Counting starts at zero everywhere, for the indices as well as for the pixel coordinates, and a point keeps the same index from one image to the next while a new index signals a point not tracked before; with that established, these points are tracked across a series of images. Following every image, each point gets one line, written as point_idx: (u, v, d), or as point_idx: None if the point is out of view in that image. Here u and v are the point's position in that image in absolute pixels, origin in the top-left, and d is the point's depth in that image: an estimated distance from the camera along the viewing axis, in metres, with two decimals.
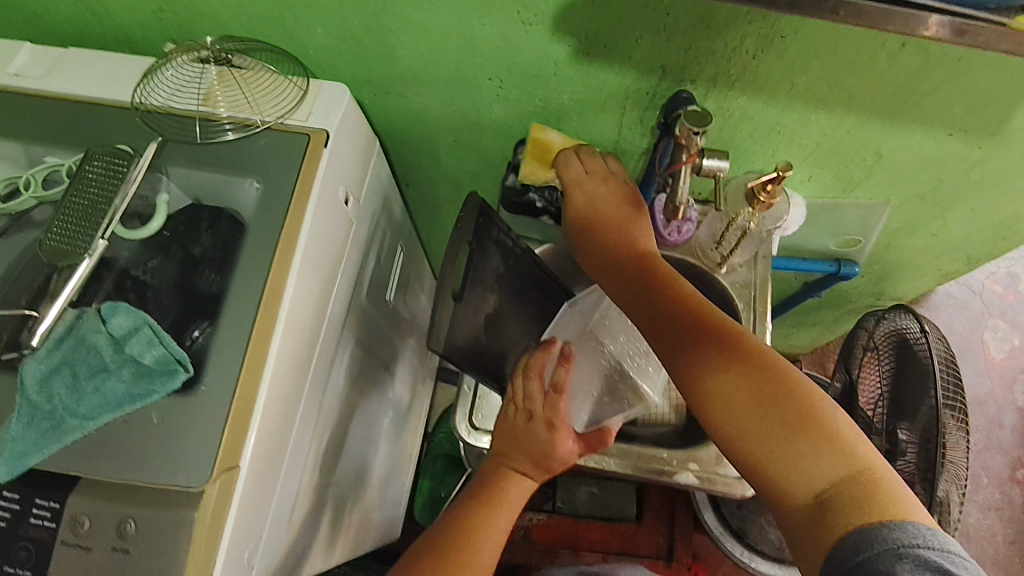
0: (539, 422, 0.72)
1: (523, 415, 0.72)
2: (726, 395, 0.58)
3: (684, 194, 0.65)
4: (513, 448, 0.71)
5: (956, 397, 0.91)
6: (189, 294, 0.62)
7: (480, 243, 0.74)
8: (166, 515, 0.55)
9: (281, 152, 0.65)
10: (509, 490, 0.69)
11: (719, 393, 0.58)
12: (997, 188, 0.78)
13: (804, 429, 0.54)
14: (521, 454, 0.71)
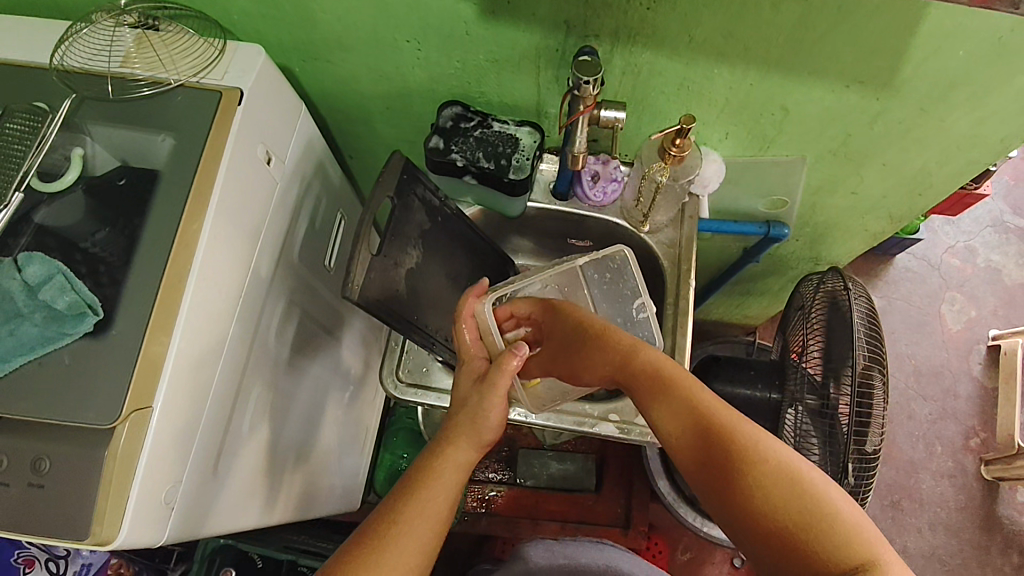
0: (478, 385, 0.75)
1: (468, 375, 0.77)
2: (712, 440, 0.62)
3: (581, 142, 0.71)
4: (458, 411, 0.75)
5: (876, 355, 0.94)
6: (111, 241, 0.64)
7: (401, 200, 0.78)
8: (80, 450, 0.58)
9: (195, 108, 0.68)
10: (450, 453, 0.71)
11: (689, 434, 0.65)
12: (900, 142, 0.81)
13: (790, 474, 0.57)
14: (461, 418, 0.74)
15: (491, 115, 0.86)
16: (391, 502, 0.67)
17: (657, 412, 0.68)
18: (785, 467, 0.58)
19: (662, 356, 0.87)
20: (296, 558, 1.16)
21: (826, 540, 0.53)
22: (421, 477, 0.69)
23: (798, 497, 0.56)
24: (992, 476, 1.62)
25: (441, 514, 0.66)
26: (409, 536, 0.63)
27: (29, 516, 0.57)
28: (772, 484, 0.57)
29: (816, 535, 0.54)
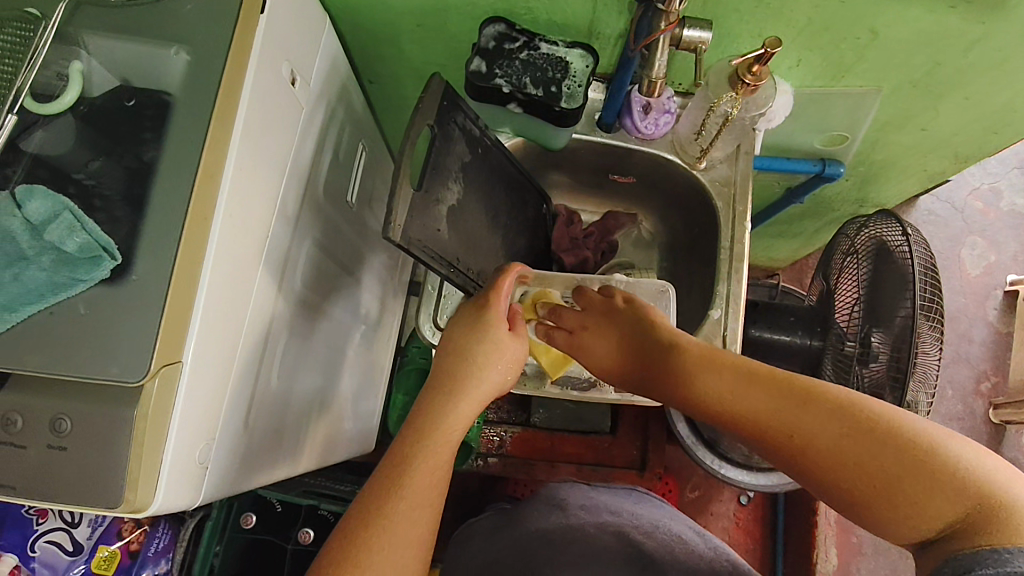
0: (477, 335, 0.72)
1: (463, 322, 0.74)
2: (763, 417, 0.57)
3: (659, 63, 0.64)
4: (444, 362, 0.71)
5: (933, 301, 0.90)
6: (104, 172, 0.56)
7: (442, 128, 0.71)
8: (105, 411, 0.52)
9: (209, 16, 0.58)
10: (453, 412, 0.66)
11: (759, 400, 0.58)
12: (992, 73, 0.73)
13: (858, 423, 0.52)
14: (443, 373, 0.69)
15: (539, 36, 0.77)
16: (389, 464, 0.62)
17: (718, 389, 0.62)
18: (854, 415, 0.52)
19: (716, 304, 0.82)
20: (317, 504, 1.13)
21: (921, 489, 0.48)
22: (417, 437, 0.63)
23: (877, 452, 0.50)
24: (1000, 419, 1.61)
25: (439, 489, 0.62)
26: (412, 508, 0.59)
27: (52, 480, 0.52)
28: (844, 444, 0.52)
29: (905, 493, 0.49)
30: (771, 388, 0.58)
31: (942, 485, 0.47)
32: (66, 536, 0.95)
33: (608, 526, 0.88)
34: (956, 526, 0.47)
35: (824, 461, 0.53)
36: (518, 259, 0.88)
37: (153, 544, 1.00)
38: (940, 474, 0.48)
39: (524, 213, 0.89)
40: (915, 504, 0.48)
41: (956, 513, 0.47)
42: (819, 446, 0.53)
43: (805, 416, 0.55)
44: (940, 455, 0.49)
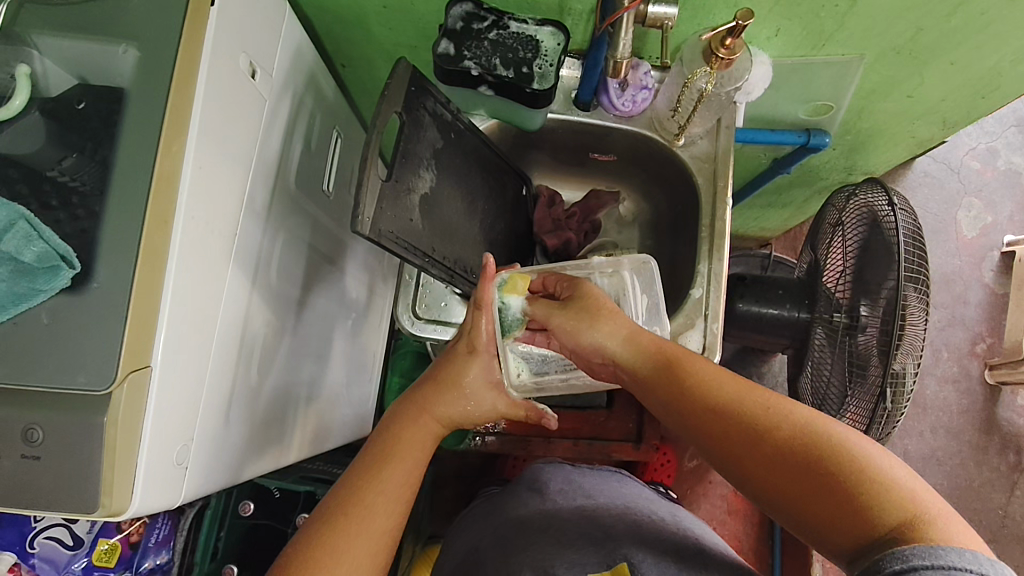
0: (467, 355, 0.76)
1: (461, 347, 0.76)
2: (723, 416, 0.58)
3: (625, 43, 0.64)
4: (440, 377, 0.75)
5: (920, 270, 0.88)
6: (85, 169, 0.55)
7: (410, 115, 0.69)
8: (74, 420, 0.51)
9: (158, 10, 0.57)
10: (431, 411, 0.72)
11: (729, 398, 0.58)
12: (978, 37, 0.71)
13: (815, 436, 0.52)
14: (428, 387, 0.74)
15: (507, 15, 0.75)
16: (365, 462, 0.67)
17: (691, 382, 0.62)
18: (812, 432, 0.53)
19: (697, 283, 0.81)
20: (313, 489, 1.14)
21: (858, 496, 0.48)
22: (393, 445, 0.68)
23: (824, 460, 0.50)
24: (996, 380, 1.59)
25: (405, 493, 0.65)
26: (382, 499, 0.63)
27: (30, 489, 0.52)
28: (792, 449, 0.52)
29: (843, 500, 0.48)
30: (737, 393, 0.59)
31: (885, 493, 0.47)
32: (65, 531, 0.95)
33: (581, 512, 0.91)
34: (892, 533, 0.46)
35: (772, 468, 0.53)
36: (498, 243, 0.87)
37: (153, 534, 1.00)
38: (880, 484, 0.48)
39: (502, 197, 0.88)
40: (854, 511, 0.48)
41: (896, 521, 0.46)
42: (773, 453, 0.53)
43: (768, 423, 0.55)
44: (876, 465, 0.49)
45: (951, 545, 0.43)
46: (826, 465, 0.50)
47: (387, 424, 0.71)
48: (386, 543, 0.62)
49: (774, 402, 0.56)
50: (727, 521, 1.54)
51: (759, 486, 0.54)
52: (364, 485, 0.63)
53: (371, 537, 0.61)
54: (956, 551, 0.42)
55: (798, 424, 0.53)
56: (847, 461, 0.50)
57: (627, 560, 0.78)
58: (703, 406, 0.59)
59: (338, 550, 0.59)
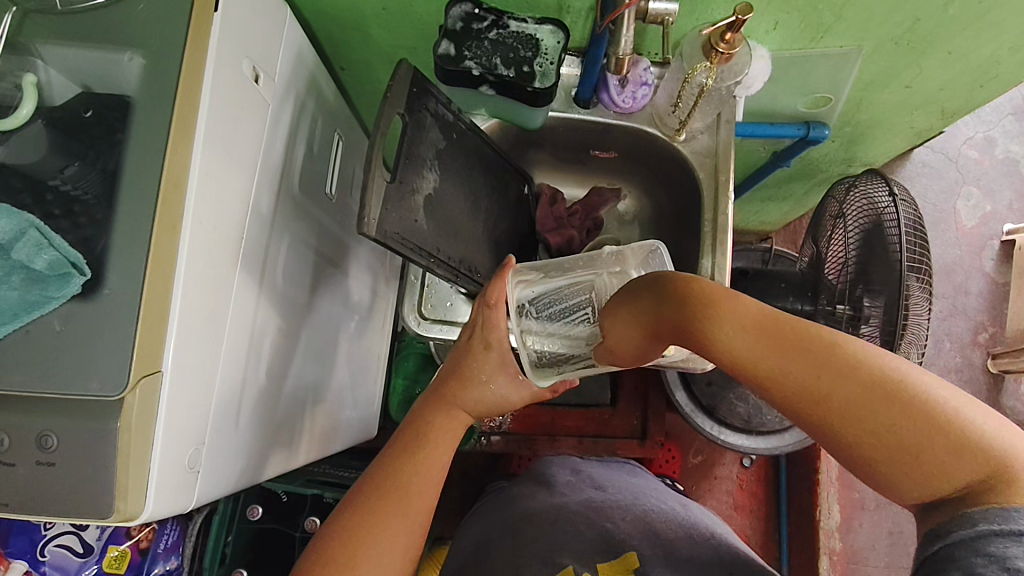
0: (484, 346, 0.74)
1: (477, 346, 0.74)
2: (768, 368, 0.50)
3: (626, 40, 0.65)
4: (462, 366, 0.74)
5: (921, 259, 0.89)
6: (87, 176, 0.55)
7: (413, 116, 0.69)
8: (89, 427, 0.52)
9: (162, 16, 0.57)
10: (462, 400, 0.73)
11: (784, 361, 0.49)
12: (976, 25, 0.72)
13: (885, 387, 0.46)
14: (451, 379, 0.75)
15: (507, 14, 0.75)
16: (398, 450, 0.70)
17: (743, 348, 0.51)
18: (892, 386, 0.46)
19: (701, 278, 0.82)
20: (321, 492, 1.14)
21: (933, 457, 0.45)
22: (418, 442, 0.70)
23: (897, 420, 0.46)
24: (999, 369, 1.59)
25: (432, 487, 0.68)
26: (414, 487, 0.67)
27: (45, 496, 0.53)
28: (859, 407, 0.47)
29: (919, 461, 0.46)
30: (783, 339, 0.50)
31: (962, 451, 0.45)
32: (74, 538, 0.95)
33: (592, 505, 0.92)
34: (969, 489, 0.45)
35: (837, 428, 0.48)
36: (501, 242, 0.88)
37: (162, 541, 1.00)
38: (961, 438, 0.45)
39: (505, 196, 0.88)
40: (925, 472, 0.46)
41: (969, 478, 0.45)
42: (834, 412, 0.48)
43: (828, 379, 0.48)
44: (951, 415, 0.45)
45: (995, 507, 0.43)
46: (906, 434, 0.46)
47: (410, 420, 0.74)
48: (421, 528, 0.66)
49: (837, 351, 0.48)
50: (733, 515, 1.54)
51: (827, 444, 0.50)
52: (390, 484, 0.66)
53: (406, 522, 0.65)
54: (1001, 514, 0.43)
55: (872, 379, 0.47)
56: (923, 418, 0.45)
57: (636, 550, 0.81)
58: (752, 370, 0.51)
59: (369, 545, 0.63)
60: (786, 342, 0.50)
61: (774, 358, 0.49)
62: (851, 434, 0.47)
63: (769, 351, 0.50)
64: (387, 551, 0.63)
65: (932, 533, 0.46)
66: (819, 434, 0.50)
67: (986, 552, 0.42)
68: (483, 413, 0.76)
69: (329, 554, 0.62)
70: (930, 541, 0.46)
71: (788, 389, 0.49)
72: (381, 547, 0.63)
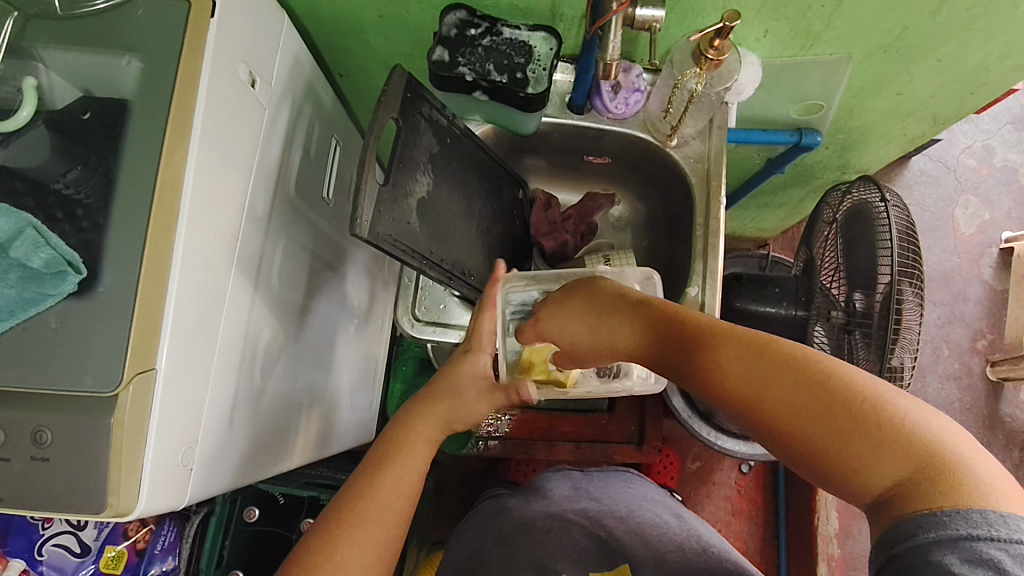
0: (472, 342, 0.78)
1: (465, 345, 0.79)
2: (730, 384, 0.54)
3: (614, 47, 0.66)
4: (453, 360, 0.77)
5: (912, 264, 0.89)
6: (93, 179, 0.56)
7: (406, 121, 0.70)
8: (83, 421, 0.53)
9: (161, 21, 0.58)
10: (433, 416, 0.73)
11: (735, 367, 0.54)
12: (964, 34, 0.73)
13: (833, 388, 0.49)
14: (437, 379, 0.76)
15: (501, 20, 0.76)
16: (368, 468, 0.68)
17: (704, 354, 0.57)
18: (820, 381, 0.49)
19: (693, 281, 0.83)
20: (319, 494, 1.14)
21: (862, 448, 0.46)
22: (402, 442, 0.70)
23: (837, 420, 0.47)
24: (998, 376, 1.58)
25: (412, 489, 0.68)
26: (394, 488, 0.66)
27: (40, 490, 0.53)
28: (798, 403, 0.49)
29: (851, 454, 0.46)
30: (744, 353, 0.54)
31: (889, 441, 0.45)
32: (73, 539, 0.96)
33: (586, 514, 0.93)
34: (900, 486, 0.44)
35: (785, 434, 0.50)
36: (495, 246, 0.89)
37: (159, 541, 1.02)
38: (895, 434, 0.45)
39: (499, 200, 0.89)
40: (858, 465, 0.46)
41: (900, 472, 0.45)
42: (782, 419, 0.50)
43: (765, 379, 0.52)
44: (890, 413, 0.46)
45: (956, 509, 0.42)
46: (834, 424, 0.47)
47: (395, 419, 0.74)
48: (398, 530, 0.66)
49: (781, 352, 0.53)
50: (730, 522, 1.54)
51: (774, 442, 0.52)
52: (372, 484, 0.66)
53: (384, 523, 0.64)
54: (960, 514, 0.41)
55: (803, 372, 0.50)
56: (860, 416, 0.46)
57: (629, 559, 0.84)
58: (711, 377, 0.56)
59: (348, 542, 0.62)
60: (741, 348, 0.55)
61: (726, 364, 0.55)
62: (784, 428, 0.50)
63: (734, 366, 0.54)
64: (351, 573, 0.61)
65: (883, 539, 0.44)
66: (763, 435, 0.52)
67: (957, 551, 0.40)
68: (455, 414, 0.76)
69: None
70: (885, 547, 0.44)
71: (734, 390, 0.54)
72: (357, 544, 0.62)
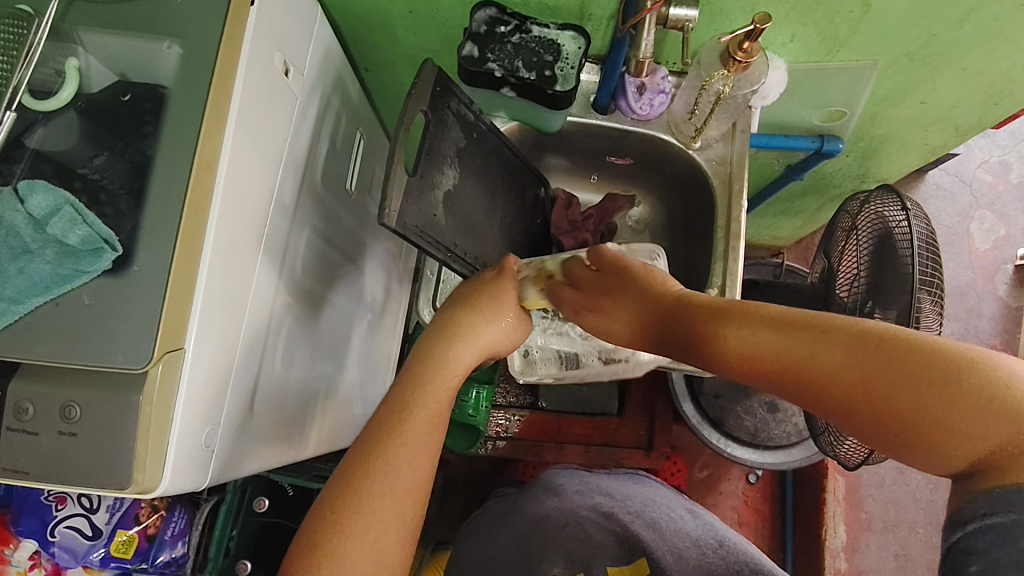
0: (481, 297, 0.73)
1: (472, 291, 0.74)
2: (780, 357, 0.53)
3: (647, 42, 0.68)
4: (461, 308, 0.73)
5: (933, 274, 0.89)
6: (126, 162, 0.57)
7: (436, 114, 0.71)
8: (114, 398, 0.53)
9: (201, 8, 0.59)
10: (450, 360, 0.69)
11: (787, 344, 0.53)
12: (991, 43, 0.73)
13: (909, 355, 0.47)
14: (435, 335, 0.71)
15: (530, 18, 0.77)
16: (372, 428, 0.64)
17: (747, 334, 0.56)
18: (893, 349, 0.48)
19: (713, 283, 0.83)
20: None
21: (952, 413, 0.45)
22: (403, 402, 0.65)
23: (921, 392, 0.46)
24: None
25: (425, 456, 0.64)
26: (399, 458, 0.62)
27: (65, 466, 0.54)
28: (874, 374, 0.48)
29: (942, 420, 0.45)
30: (793, 330, 0.53)
31: (979, 405, 0.44)
32: (85, 521, 0.98)
33: (600, 511, 0.94)
34: (990, 452, 0.43)
35: (857, 409, 0.49)
36: (516, 242, 0.89)
37: (169, 527, 1.01)
38: (985, 401, 0.44)
39: (522, 197, 0.90)
40: (949, 431, 0.45)
41: (995, 437, 0.43)
42: (860, 392, 0.48)
43: (827, 353, 0.51)
44: (975, 373, 0.45)
45: None
46: (915, 392, 0.46)
47: (403, 368, 0.69)
48: (412, 500, 0.62)
49: (833, 324, 0.52)
50: (737, 532, 1.52)
51: (844, 418, 0.50)
52: (378, 456, 0.62)
53: (391, 498, 0.61)
54: None
55: (869, 339, 0.49)
56: (948, 379, 0.45)
57: (648, 555, 0.86)
58: (760, 359, 0.55)
59: (358, 522, 0.59)
60: (786, 326, 0.54)
61: (776, 344, 0.54)
62: (860, 400, 0.49)
63: (785, 341, 0.53)
64: (379, 536, 0.60)
65: (960, 515, 0.43)
66: (832, 413, 0.51)
67: None
68: (478, 362, 0.72)
69: (316, 543, 0.59)
70: (960, 523, 0.43)
71: (789, 366, 0.53)
72: (366, 524, 0.60)
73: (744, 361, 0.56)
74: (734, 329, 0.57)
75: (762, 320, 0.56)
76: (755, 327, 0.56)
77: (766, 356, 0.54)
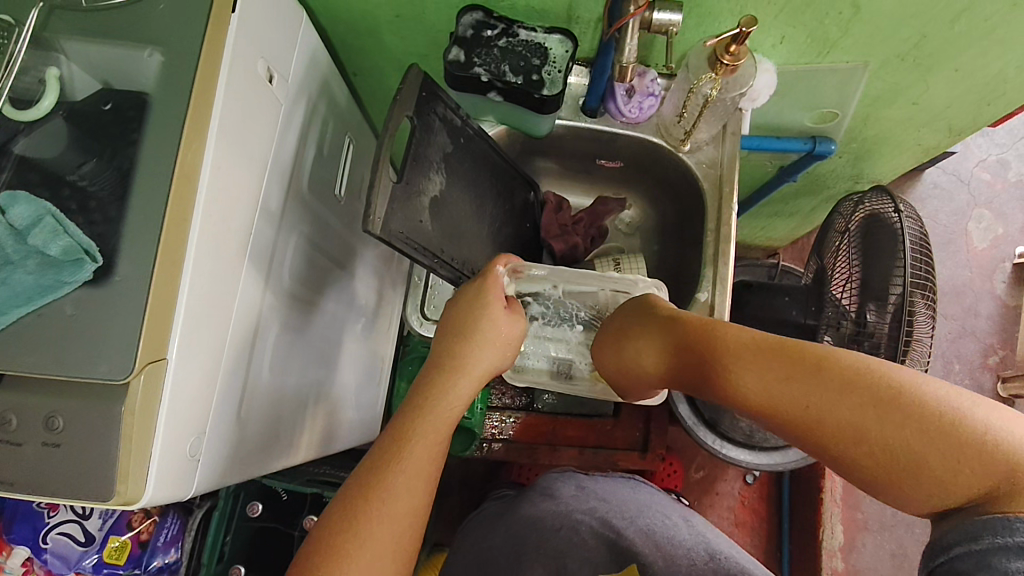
0: (472, 312, 0.74)
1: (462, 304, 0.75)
2: (776, 396, 0.56)
3: (630, 48, 0.66)
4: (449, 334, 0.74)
5: (927, 274, 0.88)
6: (108, 171, 0.57)
7: (422, 119, 0.70)
8: (97, 408, 0.53)
9: (183, 15, 0.59)
10: (452, 390, 0.70)
11: (782, 385, 0.56)
12: (982, 44, 0.73)
13: (900, 401, 0.50)
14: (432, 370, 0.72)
15: (517, 22, 0.77)
16: (376, 455, 0.65)
17: (744, 372, 0.58)
18: (885, 393, 0.50)
19: (704, 286, 0.82)
20: (321, 491, 1.10)
21: (939, 460, 0.47)
22: (406, 430, 0.66)
23: (916, 437, 0.48)
24: (1009, 394, 1.56)
25: (427, 484, 0.64)
26: (400, 483, 0.62)
27: (50, 476, 0.54)
28: (867, 420, 0.50)
29: (927, 464, 0.48)
30: (788, 368, 0.56)
31: (964, 451, 0.47)
32: (77, 527, 0.98)
33: (593, 515, 0.93)
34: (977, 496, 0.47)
35: (848, 451, 0.52)
36: (505, 246, 0.89)
37: (162, 533, 1.02)
38: (970, 448, 0.47)
39: (511, 202, 0.90)
40: (939, 478, 0.47)
41: (982, 482, 0.46)
42: (853, 436, 0.51)
43: (823, 396, 0.53)
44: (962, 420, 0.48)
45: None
46: (904, 438, 0.49)
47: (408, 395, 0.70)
48: (412, 527, 0.62)
49: (828, 364, 0.54)
50: (734, 533, 1.52)
51: (837, 459, 0.53)
52: (380, 482, 0.62)
53: (391, 523, 0.60)
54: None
55: (861, 383, 0.52)
56: (937, 426, 0.48)
57: (637, 560, 0.84)
58: (756, 395, 0.57)
59: (360, 550, 0.58)
60: (781, 363, 0.57)
61: (770, 382, 0.56)
62: (851, 443, 0.51)
63: (782, 381, 0.56)
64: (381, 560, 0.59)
65: (943, 543, 0.47)
66: (825, 452, 0.54)
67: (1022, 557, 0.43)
68: (477, 390, 0.73)
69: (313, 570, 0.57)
70: (942, 549, 0.47)
71: (784, 406, 0.55)
72: (367, 550, 0.59)
73: (741, 395, 0.59)
74: (733, 367, 0.59)
75: (757, 358, 0.58)
76: (751, 366, 0.58)
77: (759, 395, 0.57)
